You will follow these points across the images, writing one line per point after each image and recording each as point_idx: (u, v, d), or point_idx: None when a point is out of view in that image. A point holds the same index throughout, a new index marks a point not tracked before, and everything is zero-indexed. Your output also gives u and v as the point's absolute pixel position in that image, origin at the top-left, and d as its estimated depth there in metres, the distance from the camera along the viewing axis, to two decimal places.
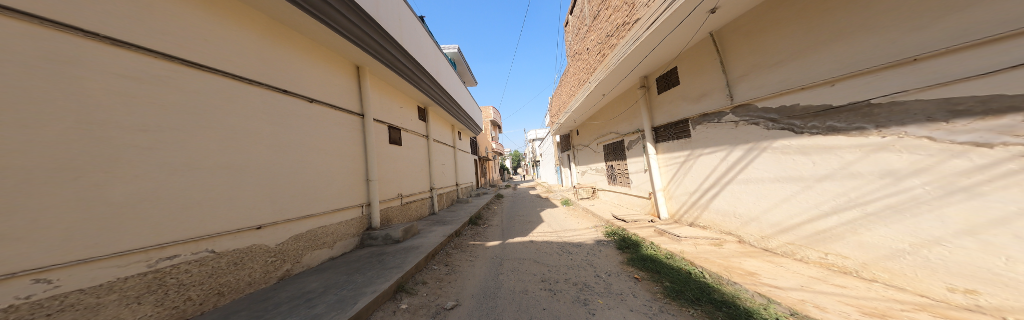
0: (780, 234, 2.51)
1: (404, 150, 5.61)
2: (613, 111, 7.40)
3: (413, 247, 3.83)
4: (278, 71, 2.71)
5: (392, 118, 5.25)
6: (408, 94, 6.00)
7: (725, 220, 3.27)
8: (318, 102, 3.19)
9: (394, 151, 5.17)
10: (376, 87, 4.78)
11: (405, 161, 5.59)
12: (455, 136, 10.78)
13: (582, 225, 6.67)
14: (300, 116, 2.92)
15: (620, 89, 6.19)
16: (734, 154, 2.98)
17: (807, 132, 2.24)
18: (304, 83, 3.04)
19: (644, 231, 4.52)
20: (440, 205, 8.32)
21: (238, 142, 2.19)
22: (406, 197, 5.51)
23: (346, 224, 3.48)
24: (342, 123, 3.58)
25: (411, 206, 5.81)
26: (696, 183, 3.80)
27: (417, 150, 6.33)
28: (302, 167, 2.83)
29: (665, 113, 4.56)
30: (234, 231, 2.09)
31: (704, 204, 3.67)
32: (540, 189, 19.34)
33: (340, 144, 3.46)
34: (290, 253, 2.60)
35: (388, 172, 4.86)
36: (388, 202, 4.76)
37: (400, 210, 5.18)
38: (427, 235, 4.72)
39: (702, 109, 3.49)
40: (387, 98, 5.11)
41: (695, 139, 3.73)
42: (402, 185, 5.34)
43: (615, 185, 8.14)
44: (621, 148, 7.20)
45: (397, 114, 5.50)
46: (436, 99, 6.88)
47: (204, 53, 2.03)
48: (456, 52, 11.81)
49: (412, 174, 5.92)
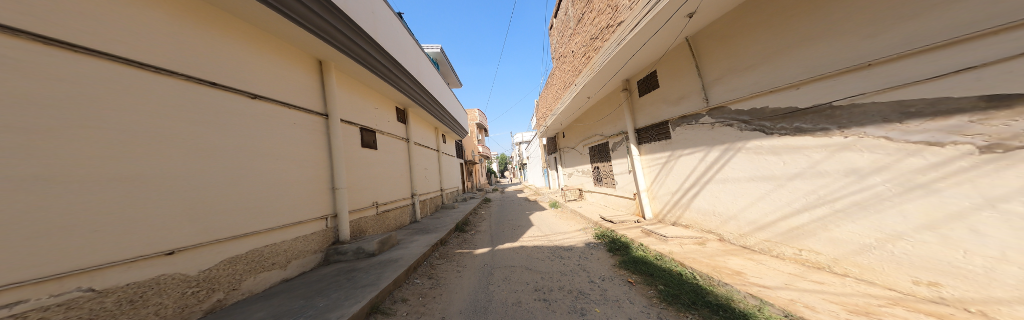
0: (758, 231, 2.63)
1: (381, 155, 5.37)
2: (598, 114, 7.59)
3: (391, 260, 3.61)
4: (223, 65, 2.48)
5: (365, 120, 4.99)
6: (384, 94, 5.79)
7: (705, 218, 3.39)
8: (263, 99, 2.85)
9: (369, 156, 4.92)
10: (346, 87, 4.58)
11: (382, 166, 5.34)
12: (439, 139, 10.53)
13: (571, 227, 6.69)
14: (252, 119, 2.67)
15: (604, 92, 6.35)
16: (711, 154, 3.10)
17: (777, 133, 2.37)
18: (256, 79, 2.82)
19: (632, 232, 4.60)
20: (424, 212, 8.02)
21: (169, 150, 1.92)
22: (383, 205, 5.26)
23: (304, 240, 3.20)
24: (299, 124, 3.33)
25: (390, 215, 5.54)
26: (677, 183, 3.92)
27: (396, 155, 6.07)
28: (253, 177, 2.56)
29: (647, 116, 4.71)
30: (150, 255, 1.77)
31: (685, 204, 3.79)
32: (529, 191, 19.37)
33: (297, 148, 3.21)
34: (221, 281, 2.22)
35: (362, 178, 4.61)
36: (361, 212, 4.49)
37: (375, 220, 4.90)
38: (408, 245, 4.47)
39: (681, 112, 3.61)
40: (357, 96, 4.88)
41: (674, 140, 3.85)
42: (378, 193, 5.07)
43: (601, 186, 8.30)
44: (606, 150, 7.36)
45: (371, 116, 5.25)
46: (418, 100, 6.69)
47: (130, 45, 1.81)
48: (439, 52, 11.59)
49: (391, 182, 5.65)
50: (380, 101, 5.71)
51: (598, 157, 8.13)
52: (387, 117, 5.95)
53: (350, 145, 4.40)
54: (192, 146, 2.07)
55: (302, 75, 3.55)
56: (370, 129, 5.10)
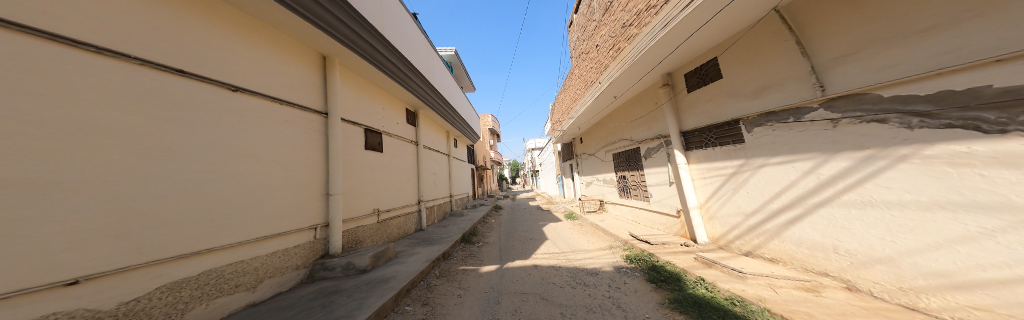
0: (952, 290, 1.54)
1: (386, 157, 4.76)
2: (626, 114, 6.66)
3: (383, 280, 2.83)
4: (210, 55, 2.02)
5: (372, 122, 4.43)
6: (394, 93, 5.19)
7: (814, 254, 2.35)
8: (247, 92, 2.24)
9: (372, 157, 4.31)
10: (351, 88, 3.96)
11: (386, 170, 4.72)
12: (450, 144, 9.93)
13: (596, 245, 5.72)
14: (245, 117, 2.19)
15: (637, 89, 5.44)
16: (830, 165, 2.13)
17: (1014, 131, 1.30)
18: (250, 73, 2.32)
19: (683, 259, 3.57)
20: (430, 220, 7.33)
21: (112, 153, 1.42)
22: (385, 213, 4.62)
23: (285, 254, 2.48)
24: (302, 126, 2.80)
25: (392, 225, 4.86)
26: (758, 202, 2.92)
27: (403, 158, 5.47)
28: (235, 188, 2.01)
29: (698, 114, 3.81)
30: (35, 288, 1.16)
31: (772, 231, 2.77)
32: (541, 200, 18.42)
33: (295, 156, 2.63)
34: (154, 314, 1.57)
35: (363, 183, 3.98)
36: (360, 220, 3.86)
37: (374, 229, 4.21)
38: (405, 259, 3.72)
39: (765, 106, 2.72)
40: (365, 97, 4.30)
41: (750, 145, 2.94)
42: (380, 200, 4.44)
43: (629, 198, 7.29)
44: (637, 157, 6.40)
45: (379, 116, 4.69)
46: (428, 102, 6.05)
47: (72, 19, 1.35)
48: (452, 54, 11.18)
49: (395, 189, 5.00)
50: (389, 100, 5.14)
51: (626, 165, 7.14)
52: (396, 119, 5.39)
53: (351, 145, 3.80)
54: (143, 144, 1.54)
55: (302, 71, 2.93)
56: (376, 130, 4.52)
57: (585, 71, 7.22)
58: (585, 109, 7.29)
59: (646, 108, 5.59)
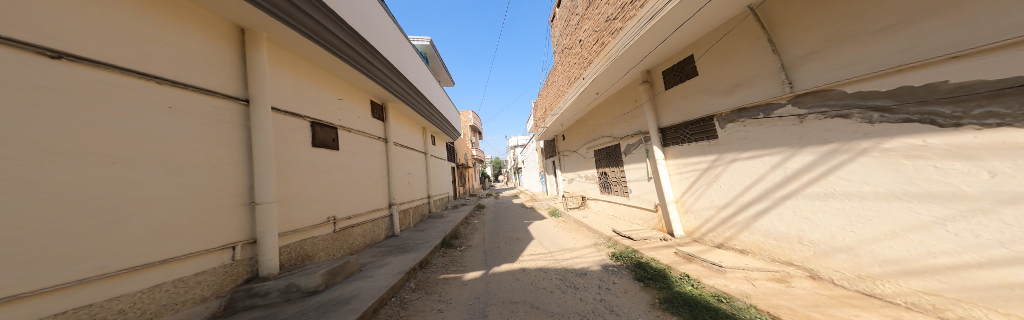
0: (907, 276, 1.66)
1: (344, 155, 4.34)
2: (607, 111, 6.74)
3: (341, 301, 2.47)
4: (77, 25, 1.56)
5: (324, 115, 4.01)
6: (353, 83, 4.75)
7: (778, 245, 2.48)
8: (79, 61, 1.53)
9: (325, 155, 3.90)
10: (291, 73, 3.51)
11: (346, 169, 4.31)
12: (427, 141, 9.45)
13: (581, 243, 5.73)
14: (132, 107, 1.75)
15: (619, 86, 5.49)
16: (797, 159, 2.23)
17: (968, 125, 1.39)
18: (139, 50, 1.85)
19: (665, 255, 3.69)
20: (406, 224, 6.90)
21: None
22: (346, 221, 4.23)
23: (181, 286, 1.97)
24: (220, 117, 2.34)
25: (355, 233, 4.47)
26: (729, 195, 3.01)
27: (368, 156, 5.05)
28: (109, 196, 1.59)
29: (675, 111, 3.90)
30: None
31: (741, 223, 2.88)
32: (524, 197, 18.46)
33: (208, 154, 2.19)
34: None
35: (312, 185, 3.57)
36: (311, 230, 3.49)
37: (330, 240, 3.84)
38: (370, 274, 3.38)
39: (736, 103, 2.81)
40: (310, 84, 3.82)
41: (723, 141, 3.04)
42: (337, 204, 4.03)
43: (610, 194, 7.43)
44: (617, 154, 6.51)
45: (333, 110, 4.24)
46: (397, 93, 5.65)
47: None
48: (428, 45, 10.59)
49: (358, 192, 4.57)
50: (347, 91, 4.67)
51: (607, 161, 7.26)
52: (358, 112, 4.93)
53: (295, 141, 3.39)
54: None
55: (211, 48, 2.39)
56: (330, 124, 4.12)
57: (569, 67, 7.19)
58: (568, 106, 7.29)
59: (625, 105, 5.69)
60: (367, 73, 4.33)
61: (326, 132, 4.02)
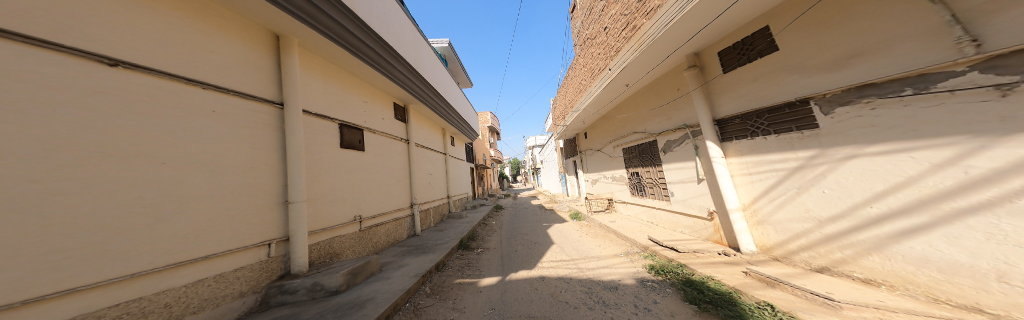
0: None
1: (372, 156, 3.97)
2: (640, 104, 5.94)
3: (358, 304, 2.08)
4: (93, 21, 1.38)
5: (352, 118, 3.66)
6: (378, 86, 4.46)
7: (946, 279, 1.69)
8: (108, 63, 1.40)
9: (353, 157, 3.49)
10: (317, 75, 3.15)
11: (373, 172, 3.92)
12: (446, 141, 9.23)
13: (611, 251, 5.00)
14: (146, 100, 1.52)
15: (656, 73, 4.72)
16: (993, 154, 1.44)
17: None
18: (170, 51, 1.68)
19: (729, 269, 2.87)
20: (426, 223, 6.65)
21: None
22: (373, 219, 3.77)
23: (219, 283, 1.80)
24: (253, 121, 2.14)
25: (381, 232, 3.99)
26: (841, 205, 2.22)
27: (393, 157, 4.73)
28: (113, 206, 1.35)
29: (736, 97, 3.11)
30: None
31: (867, 244, 2.08)
32: (543, 198, 17.77)
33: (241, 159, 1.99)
34: None
35: (343, 189, 3.16)
36: (341, 228, 3.03)
37: (357, 239, 3.33)
38: (389, 275, 2.98)
39: (848, 80, 2.03)
40: (341, 88, 3.56)
41: (826, 132, 2.25)
42: (366, 208, 3.62)
43: (644, 197, 6.56)
44: (653, 152, 5.69)
45: (360, 112, 3.90)
46: (418, 94, 5.35)
47: None
48: (447, 47, 10.43)
49: (384, 196, 4.16)
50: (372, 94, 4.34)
51: (640, 161, 6.46)
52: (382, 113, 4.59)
53: (324, 142, 3.01)
54: None
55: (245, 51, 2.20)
56: (357, 127, 3.75)
57: (593, 58, 6.48)
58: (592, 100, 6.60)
59: (664, 96, 4.90)
60: (383, 71, 3.87)
61: (353, 134, 3.64)
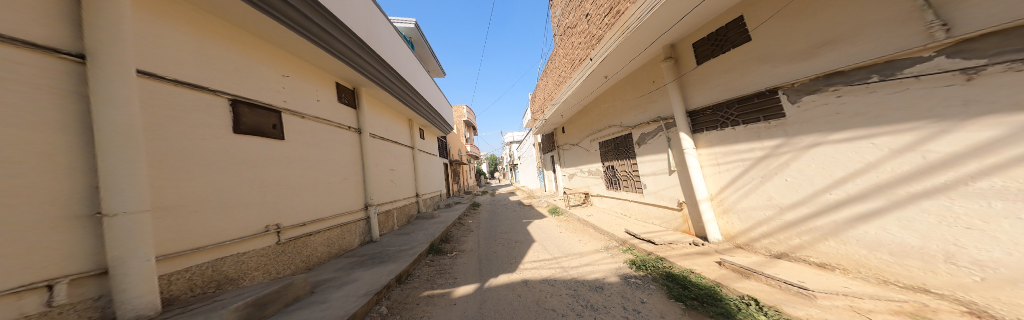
0: None
1: (297, 145, 3.09)
2: (618, 96, 5.92)
3: None
4: None
5: (263, 96, 2.77)
6: (313, 61, 3.52)
7: (897, 261, 1.76)
8: None
9: (266, 146, 2.64)
10: (192, 29, 2.18)
11: (299, 168, 3.03)
12: (414, 133, 8.31)
13: (591, 247, 4.91)
14: None
15: (633, 65, 4.67)
16: (953, 137, 1.46)
17: None
18: None
19: (699, 261, 2.89)
20: (388, 228, 5.82)
21: None
22: (302, 227, 2.95)
23: None
24: (32, 83, 1.27)
25: (317, 242, 3.16)
26: (802, 192, 2.26)
27: (337, 149, 3.83)
28: None
29: (708, 90, 3.12)
30: None
31: (825, 229, 2.13)
32: (521, 194, 17.61)
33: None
34: None
35: (245, 189, 2.31)
36: (241, 244, 2.20)
37: (276, 255, 2.54)
38: (325, 298, 2.19)
39: (822, 68, 2.01)
40: (245, 55, 2.65)
41: (792, 122, 2.28)
42: (288, 214, 2.75)
43: (619, 190, 6.67)
44: (628, 145, 5.76)
45: (277, 89, 2.97)
46: (373, 76, 4.46)
47: None
48: (413, 28, 9.29)
49: (320, 197, 3.30)
50: (300, 68, 3.41)
51: (615, 155, 6.54)
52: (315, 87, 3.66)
53: (204, 123, 2.10)
54: None
55: None
56: (274, 108, 2.89)
57: (573, 48, 6.29)
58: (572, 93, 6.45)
59: (641, 89, 4.89)
60: (333, 52, 3.37)
61: (265, 116, 2.76)
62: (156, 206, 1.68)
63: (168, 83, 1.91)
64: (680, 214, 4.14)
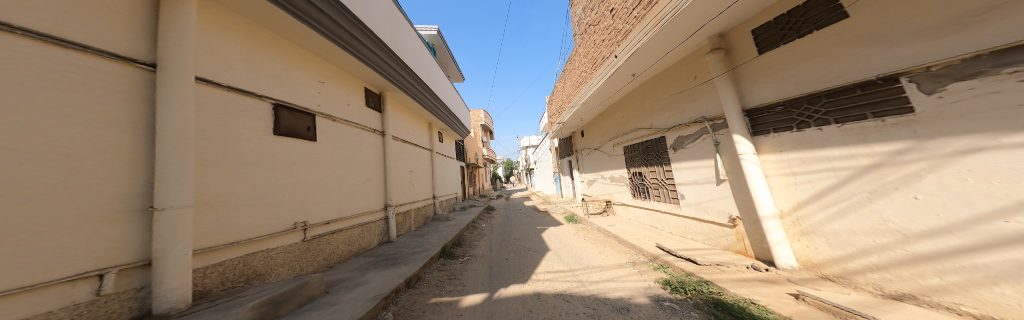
0: None
1: (327, 147, 3.18)
2: (646, 96, 5.35)
3: None
4: None
5: (301, 101, 2.91)
6: (346, 68, 3.72)
7: None
8: None
9: (299, 148, 2.75)
10: (247, 40, 2.37)
11: (327, 168, 3.14)
12: (433, 136, 8.54)
13: (613, 261, 4.40)
14: None
15: (669, 61, 4.19)
16: None
17: None
18: None
19: (766, 289, 2.23)
20: (404, 228, 5.93)
21: None
22: (327, 225, 3.05)
23: None
24: (112, 90, 1.35)
25: (340, 240, 3.25)
26: (947, 217, 1.55)
27: (360, 151, 3.95)
28: None
29: (775, 85, 2.55)
30: None
31: (993, 273, 1.39)
32: (537, 199, 17.18)
33: (67, 143, 1.19)
34: None
35: (277, 189, 2.40)
36: (270, 240, 2.29)
37: (301, 251, 2.62)
38: (336, 299, 2.17)
39: (985, 45, 1.39)
40: (290, 65, 2.83)
41: (922, 119, 1.63)
42: (314, 213, 2.85)
43: (648, 200, 6.00)
44: (661, 150, 5.13)
45: (314, 93, 3.13)
46: (396, 81, 4.64)
47: None
48: (435, 34, 9.65)
49: (344, 198, 3.40)
50: (335, 75, 3.59)
51: (643, 160, 5.90)
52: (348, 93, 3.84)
53: (247, 126, 2.22)
54: None
55: None
56: (309, 111, 3.02)
57: (595, 47, 5.98)
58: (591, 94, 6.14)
59: (676, 86, 4.33)
60: (367, 62, 3.63)
61: (302, 119, 2.89)
62: (199, 202, 1.76)
63: (220, 89, 2.04)
64: (732, 231, 3.24)
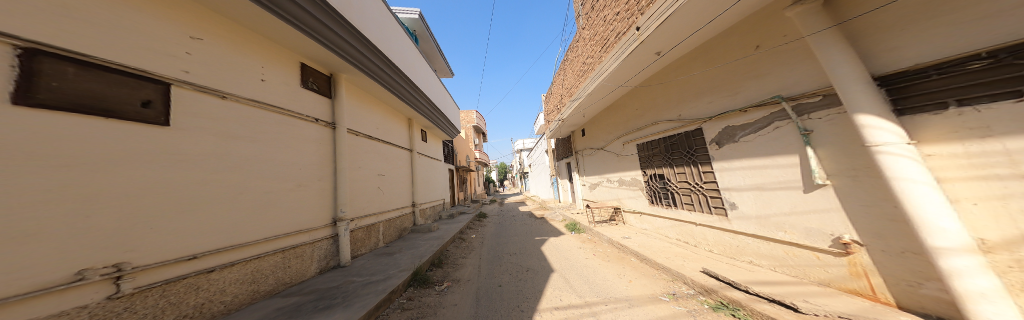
0: None
1: (206, 135, 2.31)
2: (671, 79, 4.42)
3: None
4: None
5: (138, 60, 1.96)
6: (255, 27, 2.85)
7: None
8: None
9: (111, 133, 1.75)
10: None
11: (186, 169, 2.12)
12: (414, 135, 7.32)
13: (641, 292, 3.28)
14: None
15: (715, 29, 3.23)
16: None
17: None
18: None
19: None
20: (365, 247, 4.67)
21: None
22: (185, 263, 2.11)
23: None
24: None
25: (220, 281, 2.34)
26: None
27: (280, 150, 3.07)
28: None
29: (961, 33, 1.54)
30: None
31: None
32: (532, 204, 16.05)
33: None
34: None
35: (23, 203, 1.40)
36: None
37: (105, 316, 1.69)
38: None
39: None
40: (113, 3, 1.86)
41: None
42: (129, 246, 1.79)
43: (671, 209, 4.99)
44: (694, 146, 4.13)
45: (176, 53, 2.21)
46: (350, 58, 3.83)
47: None
48: (417, 19, 8.45)
49: (233, 202, 2.47)
50: (236, 34, 2.75)
51: (666, 160, 4.88)
52: (259, 59, 3.00)
53: None
54: None
55: None
56: (156, 77, 2.06)
57: (607, 24, 5.02)
58: (602, 81, 5.06)
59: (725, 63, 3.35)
60: (285, 16, 2.73)
61: (130, 88, 1.91)
62: None
63: None
64: (842, 259, 2.21)
